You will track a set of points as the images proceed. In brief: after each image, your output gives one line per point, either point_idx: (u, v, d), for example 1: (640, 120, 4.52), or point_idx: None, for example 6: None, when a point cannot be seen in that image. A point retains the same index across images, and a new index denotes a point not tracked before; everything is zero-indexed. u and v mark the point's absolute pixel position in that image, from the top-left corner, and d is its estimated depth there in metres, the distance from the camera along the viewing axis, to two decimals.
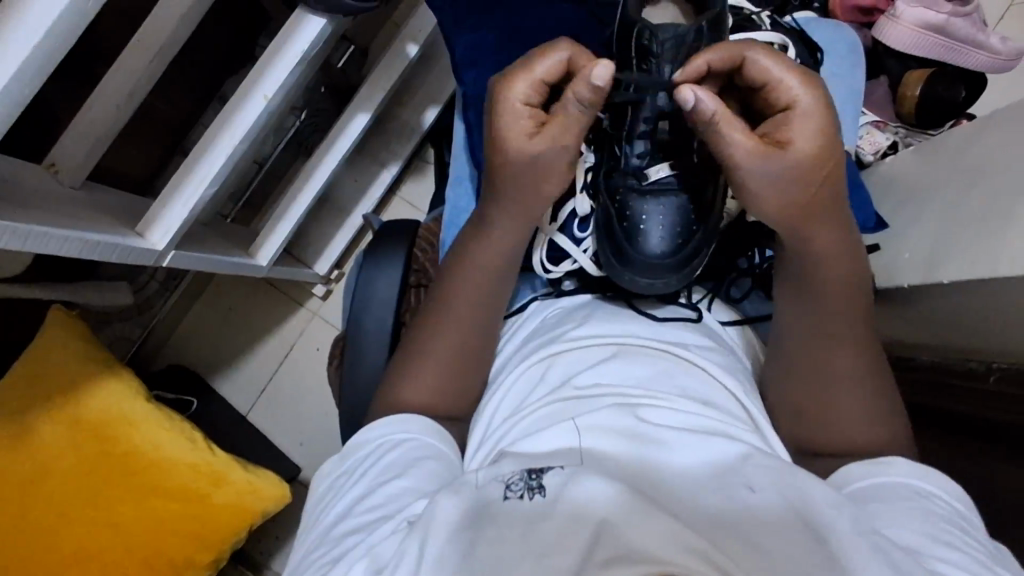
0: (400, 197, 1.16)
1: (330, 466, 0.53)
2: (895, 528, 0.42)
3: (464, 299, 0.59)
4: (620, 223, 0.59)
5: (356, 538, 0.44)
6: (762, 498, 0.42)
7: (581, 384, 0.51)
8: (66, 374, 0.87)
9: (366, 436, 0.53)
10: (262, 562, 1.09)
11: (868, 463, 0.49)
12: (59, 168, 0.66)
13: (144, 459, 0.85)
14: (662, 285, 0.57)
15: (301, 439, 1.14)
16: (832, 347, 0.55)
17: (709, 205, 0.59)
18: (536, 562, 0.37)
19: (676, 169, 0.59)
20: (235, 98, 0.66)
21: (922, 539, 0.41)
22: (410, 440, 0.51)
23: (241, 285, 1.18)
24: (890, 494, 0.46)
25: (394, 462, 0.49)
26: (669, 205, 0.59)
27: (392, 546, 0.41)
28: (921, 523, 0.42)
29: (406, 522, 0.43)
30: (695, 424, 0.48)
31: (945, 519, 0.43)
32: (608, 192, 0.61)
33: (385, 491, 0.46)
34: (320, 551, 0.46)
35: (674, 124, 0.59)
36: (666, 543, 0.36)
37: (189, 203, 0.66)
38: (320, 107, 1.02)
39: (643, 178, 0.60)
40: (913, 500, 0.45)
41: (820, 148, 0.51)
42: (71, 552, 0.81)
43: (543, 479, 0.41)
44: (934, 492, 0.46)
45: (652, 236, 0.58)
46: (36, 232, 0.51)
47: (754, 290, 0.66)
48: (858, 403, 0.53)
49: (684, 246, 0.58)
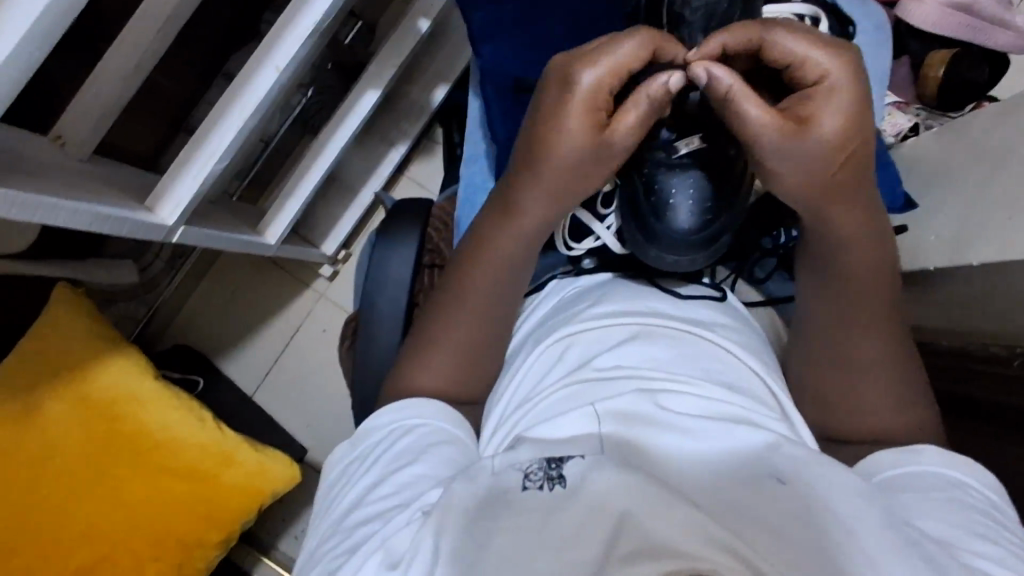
0: (408, 177, 1.15)
1: (342, 451, 0.53)
2: (927, 519, 0.42)
3: (482, 278, 0.58)
4: (647, 198, 0.57)
5: (373, 526, 0.43)
6: (788, 488, 0.41)
7: (600, 366, 0.50)
8: (73, 352, 0.86)
9: (377, 421, 0.52)
10: (268, 542, 1.09)
11: (898, 452, 0.48)
12: (65, 141, 0.64)
13: (151, 438, 0.84)
14: (688, 262, 0.57)
15: (307, 421, 1.13)
16: (859, 331, 0.54)
17: (740, 180, 0.56)
18: (557, 552, 0.37)
19: (708, 141, 0.56)
20: (246, 70, 0.65)
21: (955, 532, 0.41)
22: (421, 425, 0.50)
23: (247, 265, 1.17)
24: (923, 484, 0.45)
25: (405, 448, 0.48)
26: (698, 179, 0.56)
27: (407, 538, 0.41)
28: (955, 515, 0.42)
29: (420, 512, 0.42)
30: (718, 411, 0.47)
31: (979, 512, 0.43)
32: (635, 166, 0.58)
33: (399, 478, 0.46)
34: (336, 537, 0.45)
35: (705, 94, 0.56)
36: (687, 534, 0.36)
37: (198, 178, 0.65)
38: (328, 84, 1.00)
39: (673, 151, 0.57)
40: (945, 491, 0.44)
41: (845, 126, 0.49)
42: (80, 531, 0.80)
43: (563, 469, 0.41)
44: (967, 482, 0.45)
45: (681, 211, 0.56)
46: (45, 204, 0.50)
47: (779, 270, 0.65)
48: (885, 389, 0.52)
49: (712, 223, 0.56)
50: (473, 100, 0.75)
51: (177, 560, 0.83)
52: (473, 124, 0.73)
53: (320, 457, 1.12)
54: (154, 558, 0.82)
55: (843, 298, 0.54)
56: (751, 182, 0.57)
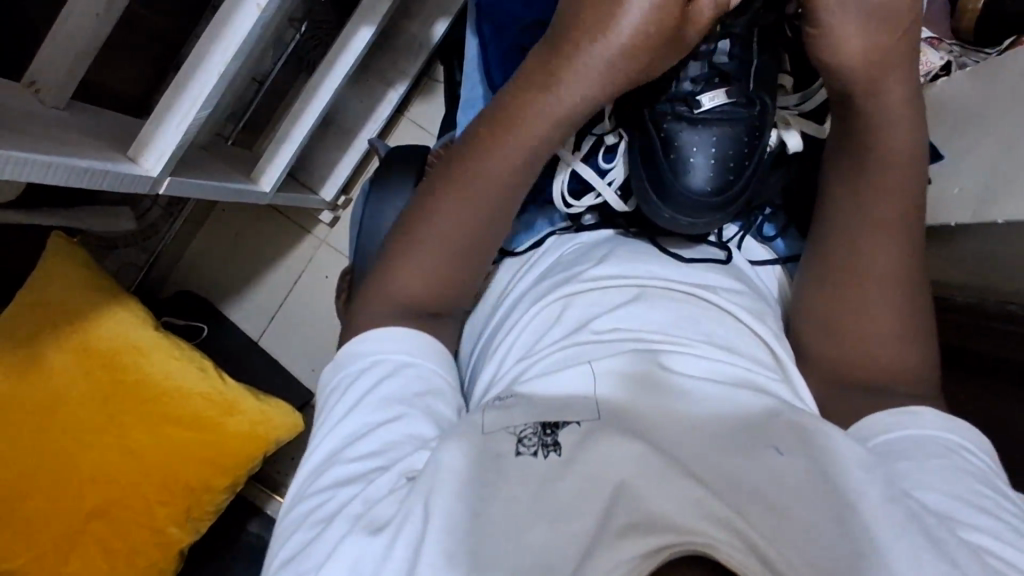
0: (408, 118, 1.10)
1: (328, 374, 0.52)
2: (923, 489, 0.41)
3: (490, 188, 0.54)
4: (666, 155, 0.55)
5: (352, 490, 0.42)
6: (787, 461, 0.40)
7: (598, 328, 0.49)
8: (72, 302, 0.87)
9: (359, 348, 0.51)
10: (279, 482, 1.12)
11: (894, 414, 0.47)
12: (39, 87, 0.61)
13: (155, 387, 0.85)
14: (703, 225, 0.54)
15: (311, 366, 1.14)
16: (873, 290, 0.51)
17: (759, 137, 0.55)
18: (551, 524, 0.37)
19: (732, 96, 0.55)
20: (226, 8, 0.60)
21: (952, 502, 0.40)
22: (406, 366, 0.49)
23: (246, 211, 1.15)
24: (922, 450, 0.44)
25: (386, 397, 0.47)
26: (721, 136, 0.54)
27: (393, 504, 0.40)
28: (951, 483, 0.41)
29: (405, 477, 0.42)
30: (720, 373, 0.46)
31: (976, 479, 0.42)
32: (655, 119, 0.56)
33: (383, 435, 0.45)
34: (312, 500, 0.44)
35: (734, 49, 0.55)
36: (685, 507, 0.37)
37: (181, 127, 0.61)
38: (321, 19, 0.94)
39: (695, 106, 0.55)
40: (944, 457, 0.43)
41: (913, 24, 0.50)
42: (91, 476, 0.83)
43: (558, 436, 0.41)
44: (964, 447, 0.45)
45: (699, 171, 0.54)
46: (14, 158, 0.48)
47: (788, 228, 0.62)
48: (897, 355, 0.50)
49: (731, 185, 0.54)
50: (470, 40, 0.70)
51: (186, 503, 0.85)
52: (471, 66, 0.69)
53: None
54: (164, 501, 0.84)
55: (860, 263, 0.51)
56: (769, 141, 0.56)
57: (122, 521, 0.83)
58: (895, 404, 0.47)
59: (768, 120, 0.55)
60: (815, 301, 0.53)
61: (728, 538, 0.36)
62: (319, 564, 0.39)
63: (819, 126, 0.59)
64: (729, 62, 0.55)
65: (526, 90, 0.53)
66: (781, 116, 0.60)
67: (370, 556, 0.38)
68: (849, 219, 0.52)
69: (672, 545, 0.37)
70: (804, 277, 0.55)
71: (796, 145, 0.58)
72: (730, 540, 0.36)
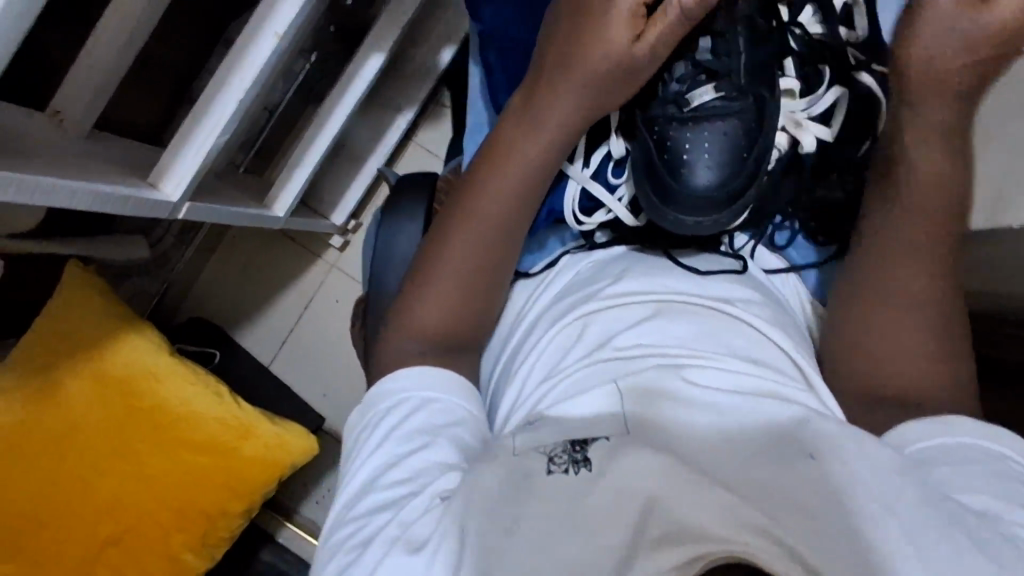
0: (416, 143, 1.12)
1: (353, 419, 0.52)
2: (969, 493, 0.40)
3: (495, 205, 0.56)
4: (661, 156, 0.55)
5: (385, 515, 0.43)
6: (824, 467, 0.38)
7: (620, 345, 0.49)
8: (90, 331, 0.87)
9: (385, 387, 0.51)
10: (291, 508, 1.11)
11: (933, 422, 0.45)
12: (64, 117, 0.63)
13: (171, 413, 0.85)
14: (710, 224, 0.54)
15: (324, 391, 1.14)
16: (878, 275, 0.51)
17: (758, 129, 0.54)
18: (587, 540, 0.38)
19: (721, 91, 0.55)
20: (242, 38, 0.62)
21: (998, 503, 0.39)
22: (431, 401, 0.49)
23: (257, 238, 1.16)
24: (960, 456, 0.43)
25: (416, 428, 0.47)
26: (714, 130, 0.54)
27: (429, 524, 0.41)
28: (991, 485, 0.40)
29: (437, 498, 0.42)
30: (746, 384, 0.46)
31: (1016, 480, 0.41)
32: (646, 124, 0.57)
33: (412, 463, 0.45)
34: (346, 529, 0.44)
35: (715, 45, 0.55)
36: (714, 514, 0.38)
37: (200, 154, 0.63)
38: (331, 49, 0.97)
39: (685, 105, 0.56)
40: (982, 462, 0.42)
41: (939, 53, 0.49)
42: (108, 505, 0.82)
43: (588, 451, 0.41)
44: (1006, 455, 0.43)
45: (698, 169, 0.54)
46: (42, 185, 0.49)
47: (800, 234, 0.61)
48: (916, 358, 0.49)
49: (732, 178, 0.54)
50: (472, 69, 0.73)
51: (202, 530, 0.84)
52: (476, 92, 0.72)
53: (338, 427, 1.13)
54: (181, 528, 0.83)
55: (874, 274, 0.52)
56: (773, 133, 0.55)
57: (138, 548, 0.83)
58: (929, 415, 0.46)
59: (767, 112, 0.55)
60: (837, 306, 0.53)
61: (761, 543, 0.37)
62: None
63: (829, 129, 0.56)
64: (714, 59, 0.55)
65: (517, 120, 0.57)
66: (791, 120, 0.56)
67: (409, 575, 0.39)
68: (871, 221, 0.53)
69: (716, 552, 0.37)
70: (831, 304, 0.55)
71: (812, 148, 0.56)
72: (766, 546, 0.36)
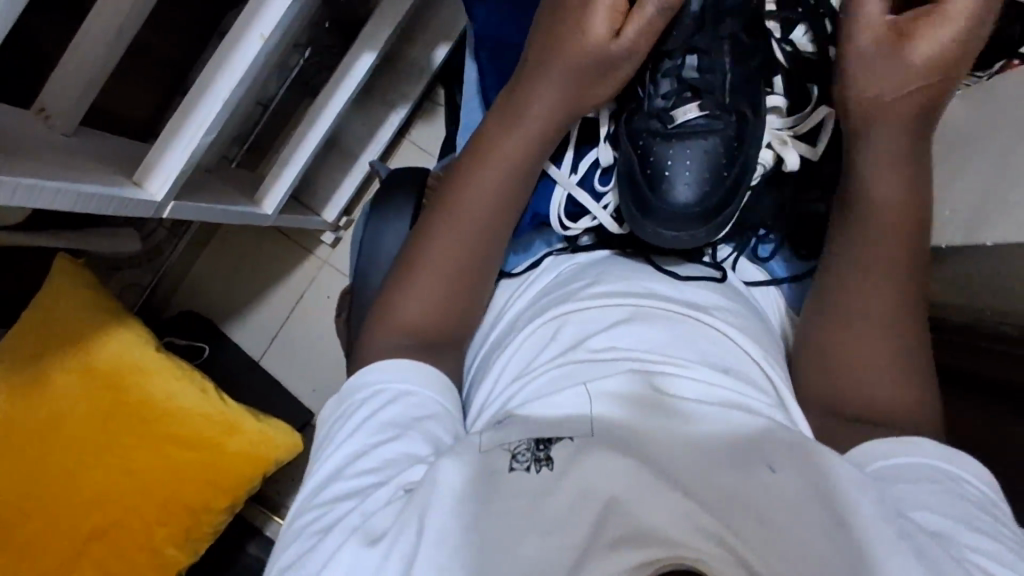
0: (410, 141, 1.12)
1: (329, 408, 0.52)
2: (922, 511, 0.41)
3: (479, 207, 0.57)
4: (643, 170, 0.56)
5: (351, 503, 0.43)
6: (778, 479, 0.40)
7: (595, 346, 0.49)
8: (78, 320, 0.88)
9: (366, 377, 0.51)
10: (278, 502, 1.12)
11: (894, 441, 0.46)
12: (49, 114, 0.63)
13: (156, 407, 0.85)
14: (688, 238, 0.54)
15: (313, 386, 1.14)
16: (846, 282, 0.52)
17: (738, 148, 0.56)
18: (542, 537, 0.38)
19: (705, 109, 0.56)
20: (231, 36, 0.62)
21: (949, 522, 0.40)
22: (406, 394, 0.49)
23: (249, 232, 1.16)
24: (918, 476, 0.43)
25: (388, 420, 0.47)
26: (696, 148, 0.55)
27: (389, 517, 0.41)
28: (948, 505, 0.41)
29: (402, 490, 0.42)
30: (717, 398, 0.46)
31: (973, 504, 0.42)
32: (631, 137, 0.58)
33: (382, 453, 0.45)
34: (311, 514, 0.45)
35: (702, 63, 0.57)
36: (675, 519, 0.38)
37: (186, 153, 0.63)
38: (325, 44, 0.97)
39: (668, 121, 0.57)
40: (941, 483, 0.43)
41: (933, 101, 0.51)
42: (91, 496, 0.83)
43: (551, 451, 0.42)
44: (963, 477, 0.44)
45: (678, 185, 0.54)
46: (24, 186, 0.49)
47: (781, 249, 0.62)
48: (878, 367, 0.50)
49: (712, 194, 0.54)
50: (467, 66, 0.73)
51: (185, 523, 0.84)
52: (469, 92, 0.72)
53: None
54: (163, 522, 0.84)
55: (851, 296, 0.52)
56: (753, 152, 0.56)
57: (122, 541, 0.83)
58: (895, 433, 0.47)
59: (747, 131, 0.56)
60: (819, 312, 0.54)
61: (715, 550, 0.37)
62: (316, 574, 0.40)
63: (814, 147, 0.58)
64: (699, 76, 0.56)
65: (500, 117, 0.58)
66: (777, 137, 0.58)
67: (364, 568, 0.39)
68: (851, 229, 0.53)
69: (666, 558, 0.37)
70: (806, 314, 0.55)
71: (797, 166, 0.58)
72: (718, 552, 0.37)
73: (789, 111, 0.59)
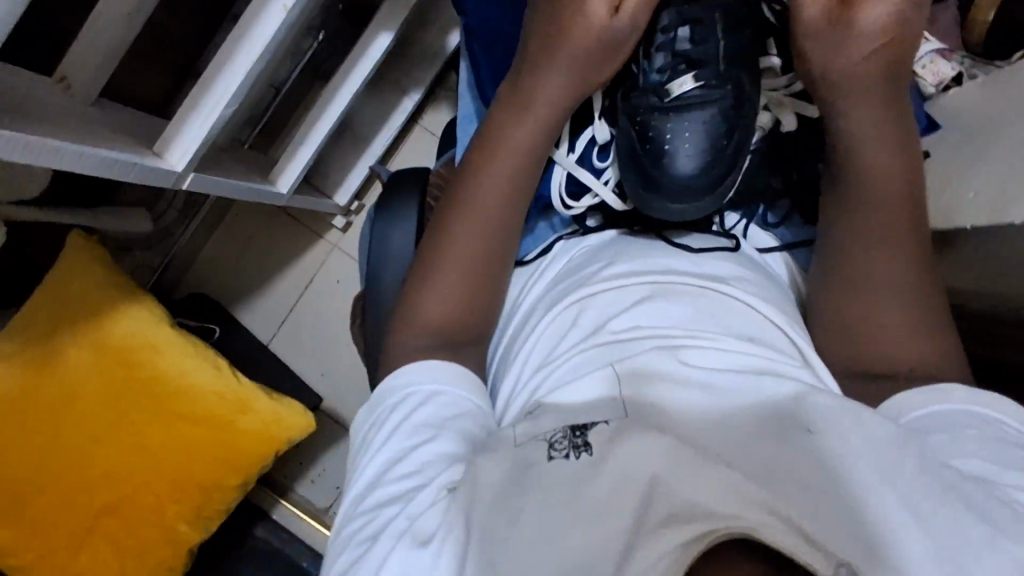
0: (421, 126, 1.12)
1: (361, 417, 0.52)
2: (962, 458, 0.40)
3: (491, 204, 0.57)
4: (643, 145, 0.55)
5: (395, 508, 0.43)
6: (820, 440, 0.38)
7: (616, 329, 0.49)
8: (91, 298, 0.87)
9: (392, 383, 0.51)
10: (286, 486, 1.12)
11: (926, 394, 0.45)
12: (70, 83, 0.62)
13: (170, 385, 0.85)
14: (693, 211, 0.54)
15: (321, 370, 1.14)
16: (871, 255, 0.51)
17: (737, 117, 0.55)
18: (586, 525, 0.38)
19: (700, 80, 0.55)
20: (251, 9, 0.61)
21: (992, 466, 0.39)
22: (435, 395, 0.49)
23: (260, 217, 1.16)
24: (952, 423, 0.43)
25: (422, 422, 0.47)
26: (694, 120, 0.55)
27: (434, 518, 0.42)
28: (987, 449, 0.40)
29: (445, 490, 0.43)
30: (743, 365, 0.46)
31: (1014, 445, 0.41)
32: (628, 113, 0.57)
33: (419, 456, 0.45)
34: (355, 523, 0.45)
35: (694, 34, 0.56)
36: (717, 490, 0.37)
37: (205, 126, 0.63)
38: (339, 27, 0.97)
39: (665, 95, 0.56)
40: (979, 428, 0.42)
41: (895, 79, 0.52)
42: (104, 473, 0.83)
43: (587, 436, 0.42)
44: (1002, 419, 0.43)
45: (679, 158, 0.54)
46: (49, 146, 0.49)
47: (791, 214, 0.61)
48: (907, 343, 0.49)
49: (713, 167, 0.54)
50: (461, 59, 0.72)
51: (197, 501, 0.84)
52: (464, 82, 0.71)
53: (335, 407, 1.13)
54: (177, 499, 0.84)
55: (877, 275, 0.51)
56: (752, 120, 0.55)
57: (134, 519, 0.83)
58: (927, 384, 0.46)
59: (746, 100, 0.55)
60: (828, 286, 0.53)
61: (768, 519, 0.36)
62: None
63: (812, 105, 0.58)
64: (692, 48, 0.56)
65: (504, 109, 0.58)
66: (773, 99, 0.59)
67: (416, 569, 0.40)
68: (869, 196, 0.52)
69: (712, 532, 0.37)
70: (812, 284, 0.55)
71: (794, 126, 0.59)
72: (772, 523, 0.36)
73: (782, 71, 0.59)
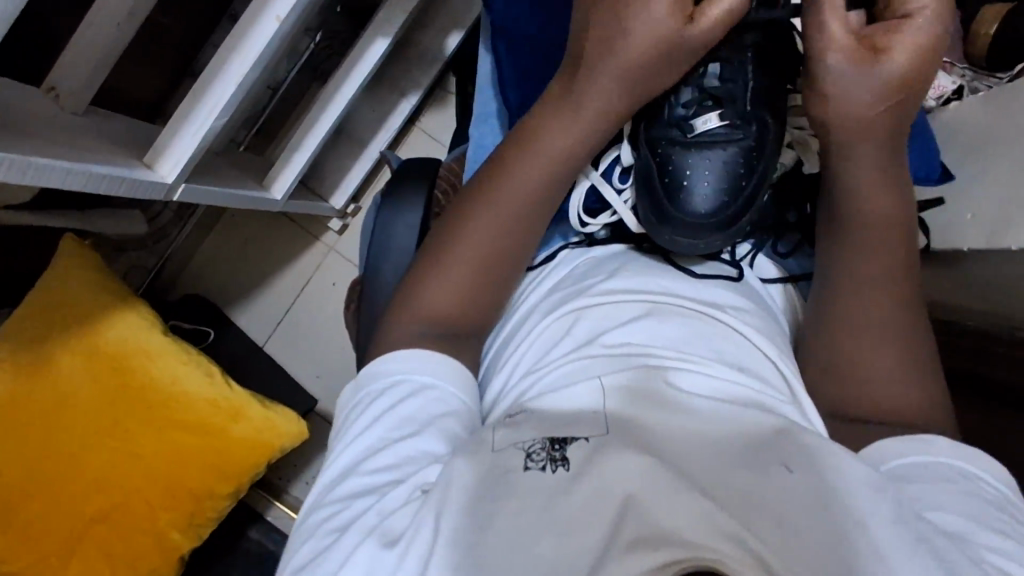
0: (419, 129, 1.11)
1: (346, 395, 0.52)
2: (938, 511, 0.40)
3: (508, 202, 0.55)
4: (661, 178, 0.55)
5: (367, 501, 0.43)
6: (798, 479, 0.39)
7: (608, 342, 0.49)
8: (82, 302, 0.87)
9: (380, 367, 0.51)
10: (280, 488, 1.12)
11: (910, 441, 0.45)
12: (59, 92, 0.62)
13: (162, 392, 0.85)
14: (702, 246, 0.54)
15: (316, 373, 1.14)
16: (864, 286, 0.51)
17: (758, 158, 0.55)
18: (558, 537, 0.38)
19: (725, 119, 0.55)
20: (245, 17, 0.60)
21: (966, 523, 0.39)
22: (427, 388, 0.49)
23: (257, 217, 1.15)
24: (931, 475, 0.43)
25: (407, 416, 0.47)
26: (715, 158, 0.54)
27: (406, 516, 0.41)
28: (963, 505, 0.40)
29: (419, 490, 0.42)
30: (733, 395, 0.46)
31: (989, 504, 0.41)
32: (649, 144, 0.56)
33: (401, 449, 0.45)
34: (325, 509, 0.44)
35: (723, 72, 0.55)
36: (692, 519, 0.37)
37: (197, 137, 0.62)
38: (337, 29, 0.96)
39: (688, 130, 0.56)
40: (956, 483, 0.42)
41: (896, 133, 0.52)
42: (96, 480, 0.83)
43: (566, 451, 0.42)
44: (977, 475, 0.43)
45: (696, 193, 0.54)
46: (35, 164, 0.48)
47: (801, 246, 0.60)
48: (899, 378, 0.49)
49: (730, 206, 0.54)
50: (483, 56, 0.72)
51: (188, 509, 0.84)
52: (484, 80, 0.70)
53: (329, 410, 1.13)
54: (168, 506, 0.84)
55: (871, 303, 0.51)
56: (772, 162, 0.55)
57: (126, 526, 0.83)
58: (905, 431, 0.46)
59: (768, 143, 0.55)
60: (818, 313, 0.53)
61: (735, 552, 0.35)
62: (332, 574, 0.40)
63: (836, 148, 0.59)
64: (720, 86, 0.55)
65: (549, 102, 0.56)
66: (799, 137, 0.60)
67: (381, 569, 0.39)
68: (861, 231, 0.52)
69: (683, 560, 0.35)
70: (808, 314, 0.54)
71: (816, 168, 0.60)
72: (738, 554, 0.35)
73: None
